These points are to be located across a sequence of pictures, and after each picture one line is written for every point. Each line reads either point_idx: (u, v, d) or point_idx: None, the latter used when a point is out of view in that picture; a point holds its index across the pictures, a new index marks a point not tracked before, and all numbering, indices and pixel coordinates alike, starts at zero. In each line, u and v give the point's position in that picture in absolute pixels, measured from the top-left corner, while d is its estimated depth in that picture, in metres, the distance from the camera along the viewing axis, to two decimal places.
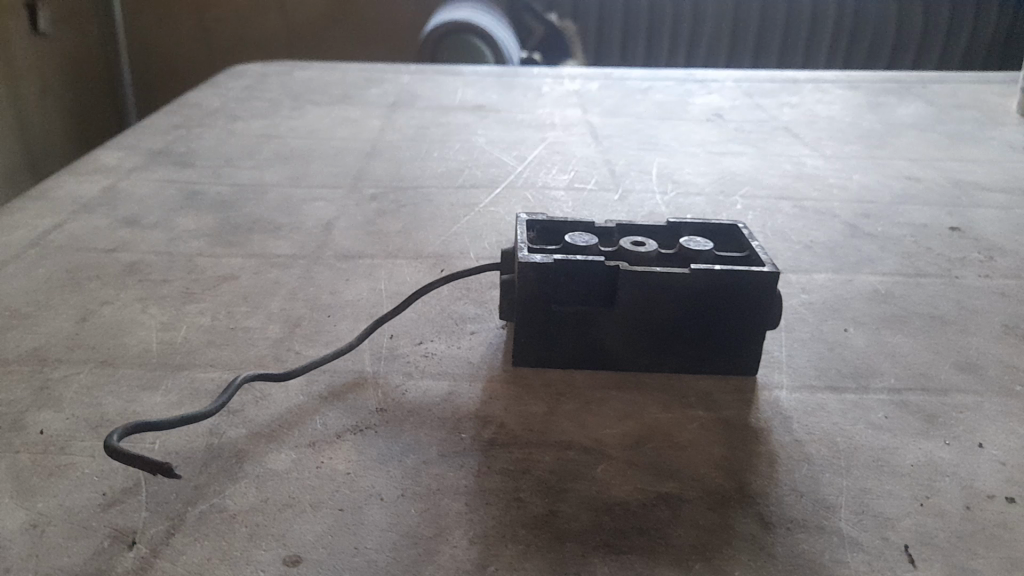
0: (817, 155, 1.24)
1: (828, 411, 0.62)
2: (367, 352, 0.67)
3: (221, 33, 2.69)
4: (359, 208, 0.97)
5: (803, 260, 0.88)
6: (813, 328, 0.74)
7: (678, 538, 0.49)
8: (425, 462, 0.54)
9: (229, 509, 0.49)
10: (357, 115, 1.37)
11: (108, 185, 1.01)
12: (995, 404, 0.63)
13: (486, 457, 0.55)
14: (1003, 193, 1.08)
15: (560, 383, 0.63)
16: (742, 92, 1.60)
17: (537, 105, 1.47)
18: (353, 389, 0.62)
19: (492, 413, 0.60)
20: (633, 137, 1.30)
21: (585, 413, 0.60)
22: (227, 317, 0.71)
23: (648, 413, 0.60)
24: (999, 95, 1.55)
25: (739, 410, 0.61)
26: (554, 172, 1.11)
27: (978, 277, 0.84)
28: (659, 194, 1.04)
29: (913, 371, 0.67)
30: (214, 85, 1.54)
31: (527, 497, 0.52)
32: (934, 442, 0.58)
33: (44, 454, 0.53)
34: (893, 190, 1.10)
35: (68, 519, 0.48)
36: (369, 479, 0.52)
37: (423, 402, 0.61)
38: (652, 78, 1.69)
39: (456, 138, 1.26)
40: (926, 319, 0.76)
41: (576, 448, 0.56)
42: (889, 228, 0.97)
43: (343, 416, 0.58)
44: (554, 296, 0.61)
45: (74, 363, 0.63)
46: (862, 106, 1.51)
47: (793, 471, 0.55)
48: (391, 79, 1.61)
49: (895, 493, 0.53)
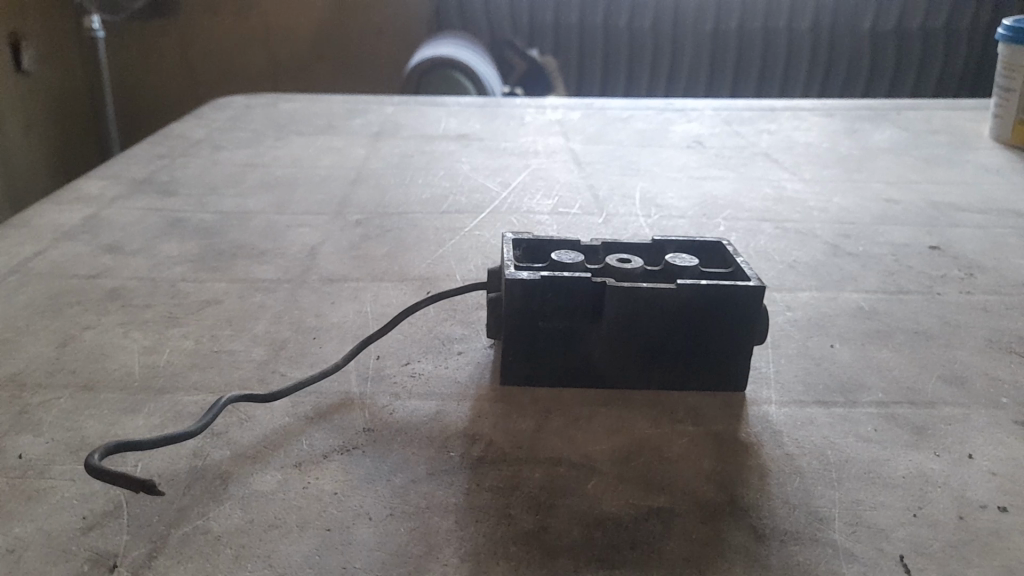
0: (796, 179, 1.26)
1: (818, 425, 0.62)
2: (354, 373, 0.66)
3: (202, 67, 2.69)
4: (344, 233, 0.97)
5: (787, 278, 0.88)
6: (800, 344, 0.74)
7: (671, 552, 0.48)
8: (413, 481, 0.53)
9: (214, 530, 0.48)
10: (341, 144, 1.38)
11: (90, 213, 1.00)
12: (983, 416, 0.63)
13: (475, 474, 0.54)
14: (979, 213, 1.10)
15: (548, 401, 0.63)
16: (721, 119, 1.63)
17: (520, 133, 1.48)
18: (341, 409, 0.61)
19: (480, 431, 0.59)
20: (616, 163, 1.31)
21: (574, 429, 0.59)
22: (211, 340, 0.70)
23: (637, 429, 0.60)
24: (970, 120, 1.59)
25: (729, 425, 0.61)
26: (539, 198, 1.12)
27: (959, 294, 0.85)
28: (643, 217, 1.05)
29: (900, 385, 0.67)
30: (199, 116, 1.54)
31: (518, 513, 0.51)
32: (924, 454, 0.58)
33: (22, 478, 0.52)
34: (873, 211, 1.11)
35: (46, 544, 0.47)
36: (357, 498, 0.51)
37: (412, 421, 0.60)
38: (632, 107, 1.71)
39: (440, 166, 1.27)
40: (910, 335, 0.76)
41: (566, 464, 0.56)
42: (870, 247, 0.98)
43: (330, 437, 0.57)
44: (541, 313, 0.61)
45: (54, 388, 0.62)
46: (838, 132, 1.54)
47: (785, 484, 0.55)
48: (375, 110, 1.62)
49: (888, 504, 0.53)
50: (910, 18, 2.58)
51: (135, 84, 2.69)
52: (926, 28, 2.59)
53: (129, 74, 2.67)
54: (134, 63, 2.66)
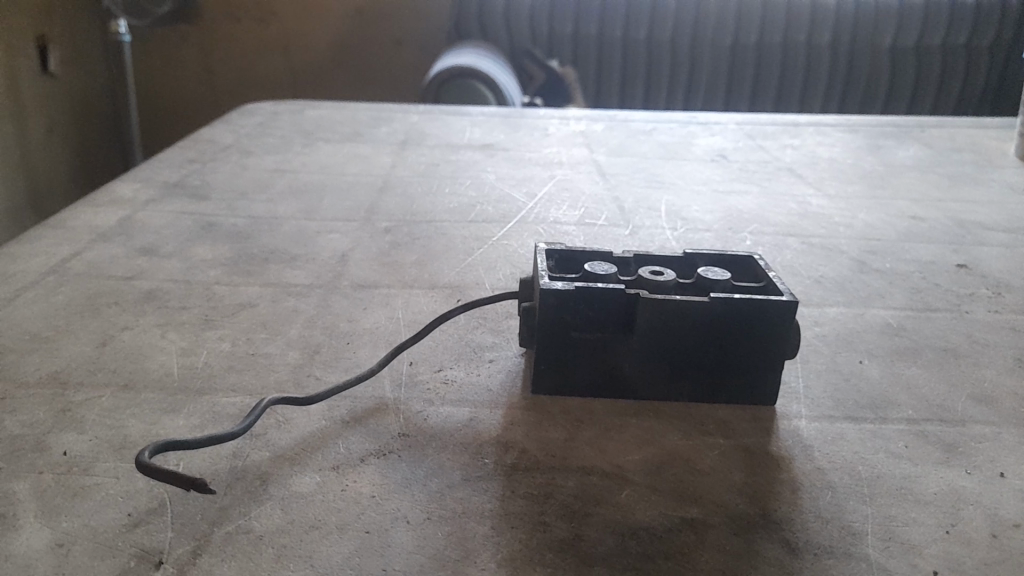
0: (821, 195, 1.26)
1: (848, 440, 0.62)
2: (387, 378, 0.67)
3: (226, 74, 2.72)
4: (374, 240, 0.98)
5: (813, 294, 0.89)
6: (828, 359, 0.74)
7: (705, 563, 0.49)
8: (449, 486, 0.54)
9: (255, 530, 0.49)
10: (367, 152, 1.39)
11: (124, 215, 1.02)
12: (1014, 435, 0.63)
13: (509, 481, 0.55)
14: (1006, 232, 1.10)
15: (579, 411, 0.63)
16: (743, 134, 1.63)
17: (543, 144, 1.50)
18: (375, 414, 0.62)
19: (513, 439, 0.60)
20: (640, 176, 1.32)
21: (605, 439, 0.60)
22: (246, 343, 0.71)
23: (668, 441, 0.60)
24: (995, 139, 1.59)
25: (760, 438, 0.61)
26: (564, 208, 1.13)
27: (987, 312, 0.85)
28: (669, 230, 1.06)
29: (930, 403, 0.68)
30: (227, 122, 1.56)
31: (552, 521, 0.51)
32: (955, 471, 0.59)
33: (67, 474, 0.53)
34: (898, 228, 1.11)
35: (93, 539, 0.48)
36: (394, 502, 0.52)
37: (445, 427, 0.61)
38: (655, 120, 1.72)
39: (466, 175, 1.28)
40: (938, 352, 0.76)
41: (599, 474, 0.56)
42: (897, 264, 0.98)
43: (366, 441, 0.58)
44: (574, 323, 0.62)
45: (95, 387, 0.63)
46: (861, 149, 1.54)
47: (817, 498, 0.55)
48: (400, 118, 1.64)
49: (922, 521, 0.53)
50: (931, 34, 2.58)
51: (160, 89, 2.73)
52: (947, 45, 2.59)
53: (154, 79, 2.71)
54: (159, 68, 2.70)
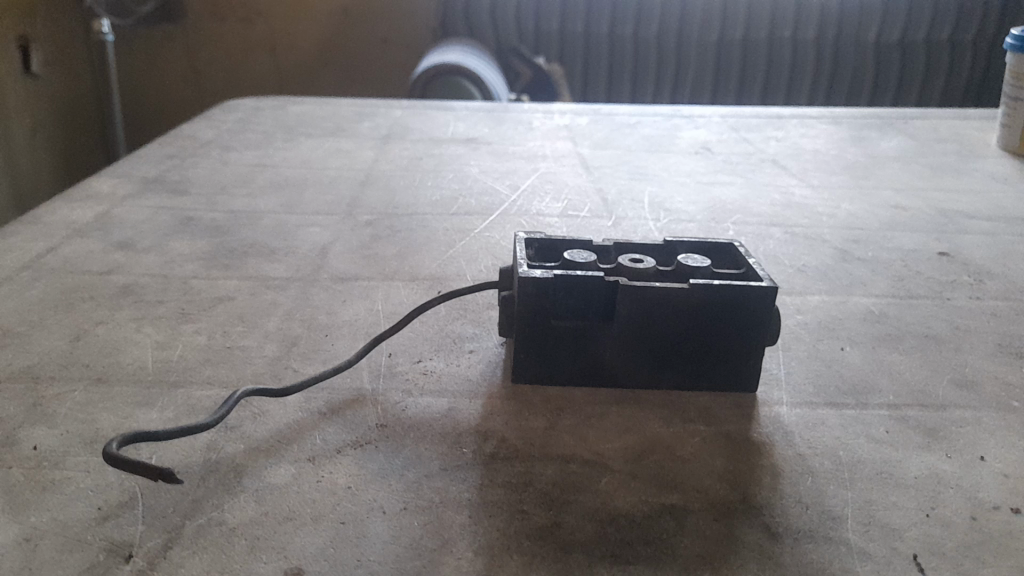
0: (805, 186, 1.26)
1: (829, 426, 0.62)
2: (366, 370, 0.66)
3: (210, 72, 2.70)
4: (354, 233, 0.97)
5: (796, 282, 0.89)
6: (810, 346, 0.74)
7: (685, 548, 0.49)
8: (427, 476, 0.54)
9: (228, 522, 0.48)
10: (349, 146, 1.38)
11: (101, 210, 1.01)
12: (994, 419, 0.63)
13: (488, 470, 0.54)
14: (989, 221, 1.10)
15: (560, 399, 0.63)
16: (728, 126, 1.63)
17: (527, 138, 1.49)
18: (353, 405, 0.61)
19: (493, 428, 0.59)
20: (625, 168, 1.31)
21: (586, 428, 0.60)
22: (223, 336, 0.70)
23: (649, 428, 0.60)
24: (978, 129, 1.59)
25: (740, 425, 0.61)
26: (548, 201, 1.12)
27: (969, 299, 0.85)
28: (652, 221, 1.05)
29: (911, 388, 0.67)
30: (207, 117, 1.55)
31: (531, 509, 0.51)
32: (935, 455, 0.59)
33: (37, 469, 0.52)
34: (881, 218, 1.11)
35: (62, 533, 0.47)
36: (371, 492, 0.52)
37: (424, 418, 0.60)
38: (639, 113, 1.71)
39: (449, 169, 1.27)
40: (919, 338, 0.76)
41: (579, 462, 0.56)
42: (879, 253, 0.98)
43: (343, 432, 0.58)
44: (553, 311, 0.61)
45: (68, 381, 0.62)
46: (845, 140, 1.54)
47: (797, 483, 0.55)
48: (384, 113, 1.63)
49: (901, 504, 0.53)
50: (915, 30, 2.58)
51: (143, 88, 2.71)
52: (930, 40, 2.60)
53: (137, 77, 2.68)
54: (141, 68, 2.67)
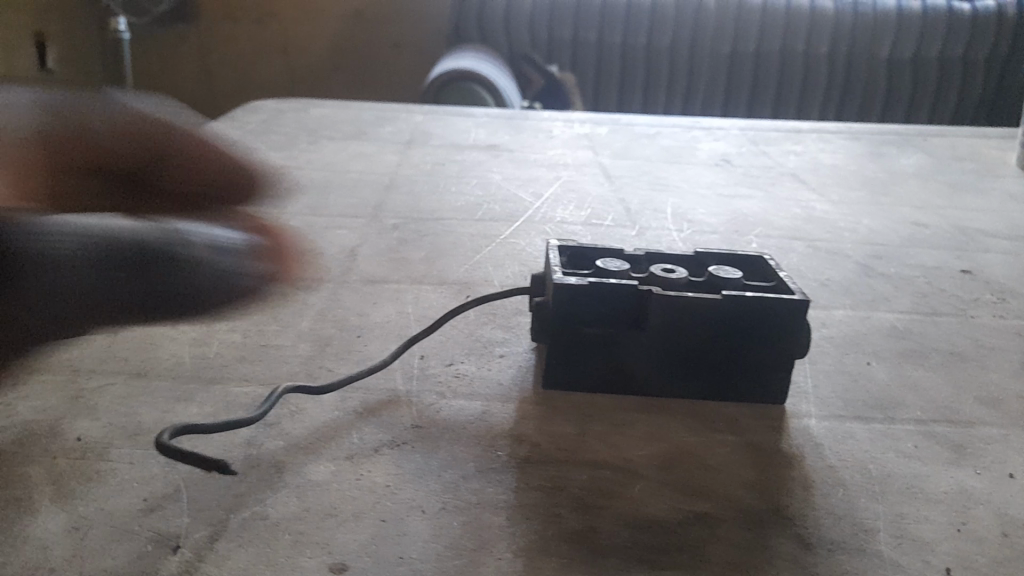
0: (825, 201, 1.26)
1: (859, 440, 0.62)
2: (399, 371, 0.67)
3: (227, 72, 2.72)
4: (381, 236, 0.98)
5: (821, 297, 0.89)
6: (836, 360, 0.74)
7: (720, 555, 0.49)
8: (463, 477, 0.54)
9: (271, 516, 0.49)
10: (372, 150, 1.40)
11: None
12: (1021, 437, 0.64)
13: (523, 474, 0.55)
14: (1009, 240, 1.11)
15: (590, 406, 0.64)
16: (746, 139, 1.64)
17: (548, 145, 1.50)
18: (388, 406, 0.62)
19: (526, 432, 0.60)
20: (645, 179, 1.32)
21: (617, 435, 0.60)
22: (257, 334, 0.71)
23: (680, 436, 0.60)
24: (996, 148, 1.60)
25: (770, 436, 0.62)
26: (571, 209, 1.13)
27: (992, 317, 0.86)
28: (676, 231, 1.06)
29: (938, 405, 0.68)
30: (231, 118, 1.56)
31: (566, 513, 0.52)
32: (964, 471, 0.59)
33: (82, 460, 0.53)
34: (902, 234, 1.12)
35: (110, 522, 0.48)
36: (409, 492, 0.52)
37: (457, 421, 0.61)
38: (658, 124, 1.73)
39: (471, 175, 1.28)
40: (944, 355, 0.77)
41: (612, 468, 0.56)
42: (902, 270, 0.98)
43: (379, 432, 0.58)
44: (586, 318, 0.62)
45: (108, 374, 0.63)
46: (863, 156, 1.55)
47: (829, 495, 0.55)
48: (405, 118, 1.64)
49: (932, 518, 0.54)
50: (928, 46, 2.59)
51: (161, 86, 2.73)
52: (943, 58, 2.60)
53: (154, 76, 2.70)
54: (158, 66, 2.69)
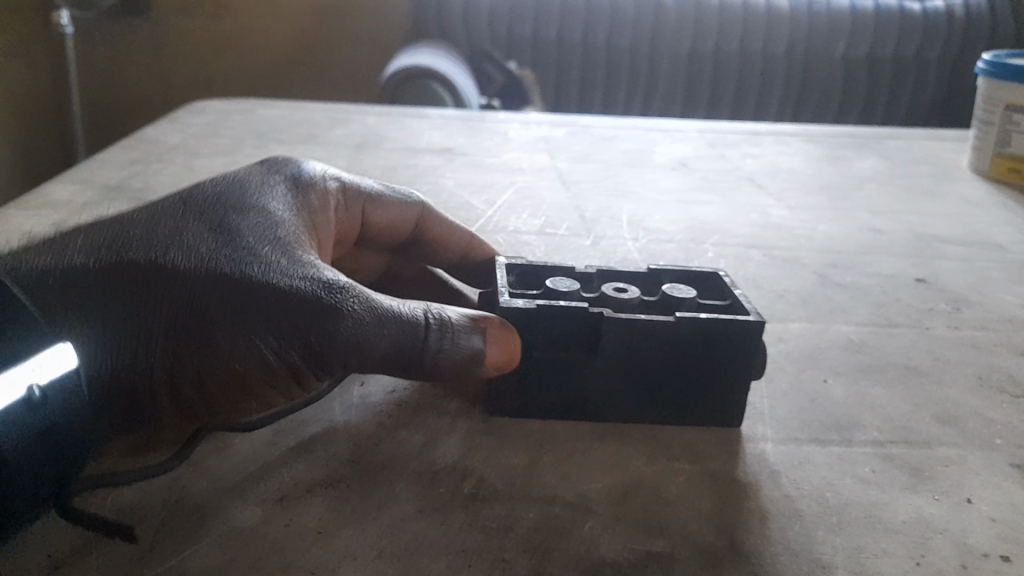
0: (782, 206, 1.25)
1: (816, 465, 0.60)
2: (338, 400, 0.63)
3: (176, 70, 2.64)
4: None
5: (778, 309, 0.87)
6: (793, 378, 0.73)
7: None
8: (402, 519, 0.51)
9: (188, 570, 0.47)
10: (322, 155, 1.35)
11: (60, 220, 0.96)
12: (979, 458, 0.63)
13: (467, 514, 0.52)
14: (963, 246, 1.11)
15: (539, 434, 0.61)
16: (705, 142, 1.62)
17: (504, 149, 1.47)
18: (324, 440, 0.58)
19: (471, 466, 0.57)
20: (602, 184, 1.30)
21: (567, 466, 0.57)
22: None
23: (633, 466, 0.58)
24: (951, 151, 1.61)
25: (726, 463, 0.59)
26: (525, 217, 1.10)
27: (949, 328, 0.85)
28: (632, 241, 1.04)
29: (896, 425, 0.66)
30: (174, 121, 1.50)
31: (512, 557, 0.49)
32: (922, 497, 0.58)
33: None
34: (858, 241, 1.11)
35: None
36: (342, 538, 0.49)
37: (399, 454, 0.57)
38: (617, 126, 1.70)
39: (424, 181, 1.25)
40: (901, 370, 0.75)
41: (561, 504, 0.54)
42: (858, 279, 0.97)
43: (313, 469, 0.55)
44: (535, 343, 0.59)
45: None
46: (821, 159, 1.54)
47: (786, 528, 0.53)
48: (357, 120, 1.59)
49: (890, 551, 0.52)
50: (882, 46, 2.61)
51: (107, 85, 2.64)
52: (897, 58, 2.62)
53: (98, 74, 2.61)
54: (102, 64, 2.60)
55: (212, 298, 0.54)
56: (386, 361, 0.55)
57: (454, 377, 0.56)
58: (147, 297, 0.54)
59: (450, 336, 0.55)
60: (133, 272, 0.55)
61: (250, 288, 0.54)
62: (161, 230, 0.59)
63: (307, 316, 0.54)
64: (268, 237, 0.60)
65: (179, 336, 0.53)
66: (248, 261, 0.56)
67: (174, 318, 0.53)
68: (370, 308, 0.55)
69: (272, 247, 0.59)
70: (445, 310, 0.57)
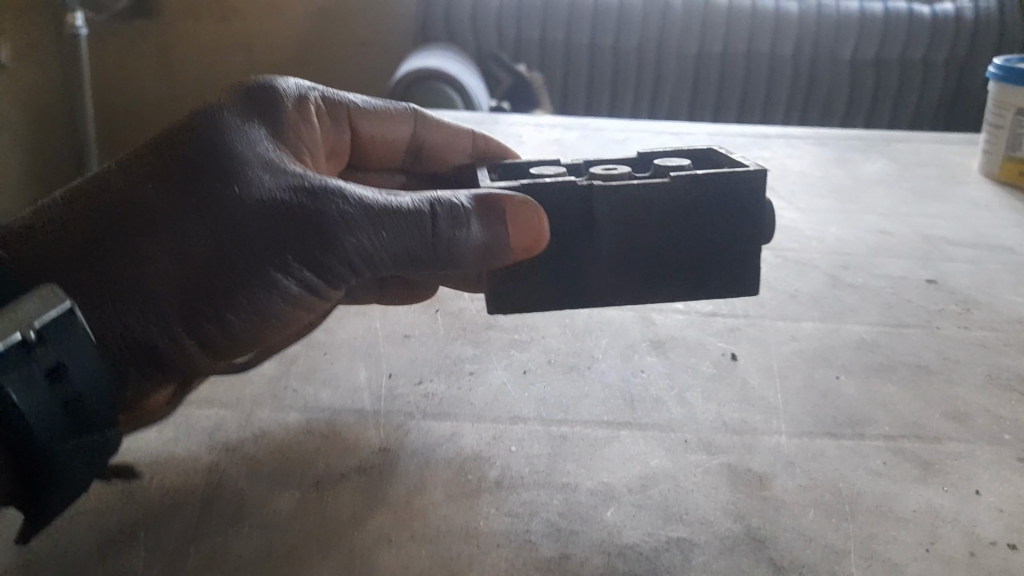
0: (793, 209, 1.27)
1: (829, 457, 0.62)
2: (367, 392, 0.66)
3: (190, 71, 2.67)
4: None
5: (790, 308, 0.90)
6: (806, 375, 0.75)
7: None
8: (433, 503, 0.54)
9: (232, 551, 0.50)
10: None
11: None
12: (986, 452, 0.65)
13: (495, 499, 0.54)
14: (972, 248, 1.12)
15: (561, 425, 0.63)
16: (714, 145, 1.64)
17: (517, 151, 1.49)
18: (355, 429, 0.61)
19: (496, 453, 0.59)
20: None
21: (590, 455, 0.60)
22: None
23: (652, 457, 0.60)
24: (960, 155, 1.62)
25: (742, 455, 0.61)
26: None
27: (958, 328, 0.87)
28: None
29: (905, 420, 0.68)
30: None
31: (539, 541, 0.51)
32: (933, 489, 0.59)
33: None
34: (868, 243, 1.13)
35: (64, 560, 0.50)
36: (377, 521, 0.52)
37: (427, 443, 0.60)
38: (628, 128, 1.72)
39: None
40: (912, 369, 0.77)
41: (585, 491, 0.56)
42: (869, 280, 0.99)
43: (346, 456, 0.58)
44: None
45: None
46: (830, 162, 1.56)
47: (800, 516, 0.55)
48: None
49: (901, 539, 0.54)
50: (890, 47, 2.54)
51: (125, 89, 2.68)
52: (903, 60, 2.56)
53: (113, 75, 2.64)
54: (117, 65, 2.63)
55: (211, 242, 0.53)
56: (406, 259, 0.58)
57: (471, 257, 0.59)
58: (141, 264, 0.53)
59: (457, 222, 0.57)
60: (121, 234, 0.53)
61: (252, 222, 0.54)
62: (126, 180, 0.55)
63: (328, 239, 0.55)
64: (235, 156, 0.56)
65: (185, 290, 0.53)
66: (242, 190, 0.54)
67: (179, 275, 0.53)
68: (376, 210, 0.56)
69: (244, 162, 0.56)
70: (446, 194, 0.58)
